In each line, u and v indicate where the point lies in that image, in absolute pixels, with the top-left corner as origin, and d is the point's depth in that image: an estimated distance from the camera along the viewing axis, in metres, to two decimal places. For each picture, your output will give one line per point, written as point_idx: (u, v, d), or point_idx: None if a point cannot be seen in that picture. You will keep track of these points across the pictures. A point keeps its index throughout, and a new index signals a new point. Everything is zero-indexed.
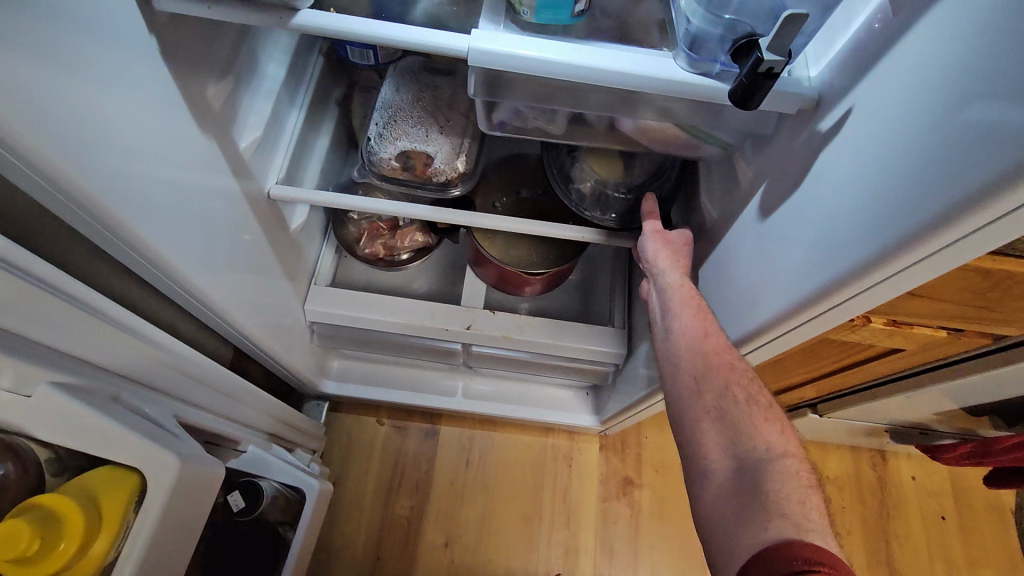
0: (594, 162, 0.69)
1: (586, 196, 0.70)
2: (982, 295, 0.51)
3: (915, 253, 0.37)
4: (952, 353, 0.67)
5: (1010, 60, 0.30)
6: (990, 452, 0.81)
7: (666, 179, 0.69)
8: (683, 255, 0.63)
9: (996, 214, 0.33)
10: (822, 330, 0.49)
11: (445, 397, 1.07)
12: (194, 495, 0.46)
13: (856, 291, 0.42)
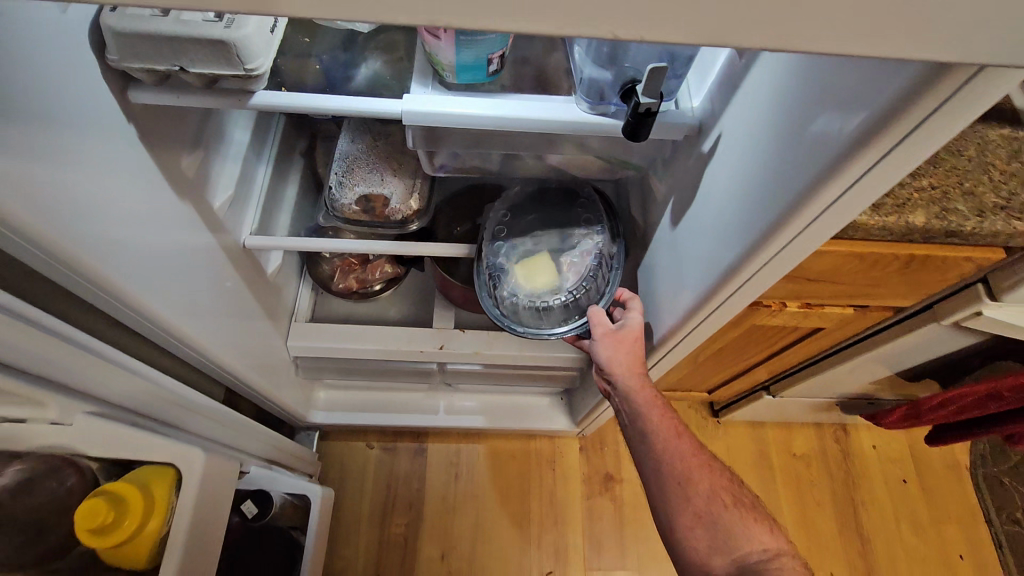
0: (524, 273, 0.73)
1: (521, 308, 0.73)
2: (869, 275, 0.60)
3: (767, 252, 0.45)
4: (867, 327, 0.76)
5: (813, 95, 0.38)
6: (922, 412, 0.89)
7: (599, 275, 0.72)
8: (636, 353, 0.67)
9: (812, 216, 0.41)
10: (724, 321, 0.57)
11: (428, 415, 1.13)
12: (212, 496, 0.53)
13: (736, 286, 0.50)
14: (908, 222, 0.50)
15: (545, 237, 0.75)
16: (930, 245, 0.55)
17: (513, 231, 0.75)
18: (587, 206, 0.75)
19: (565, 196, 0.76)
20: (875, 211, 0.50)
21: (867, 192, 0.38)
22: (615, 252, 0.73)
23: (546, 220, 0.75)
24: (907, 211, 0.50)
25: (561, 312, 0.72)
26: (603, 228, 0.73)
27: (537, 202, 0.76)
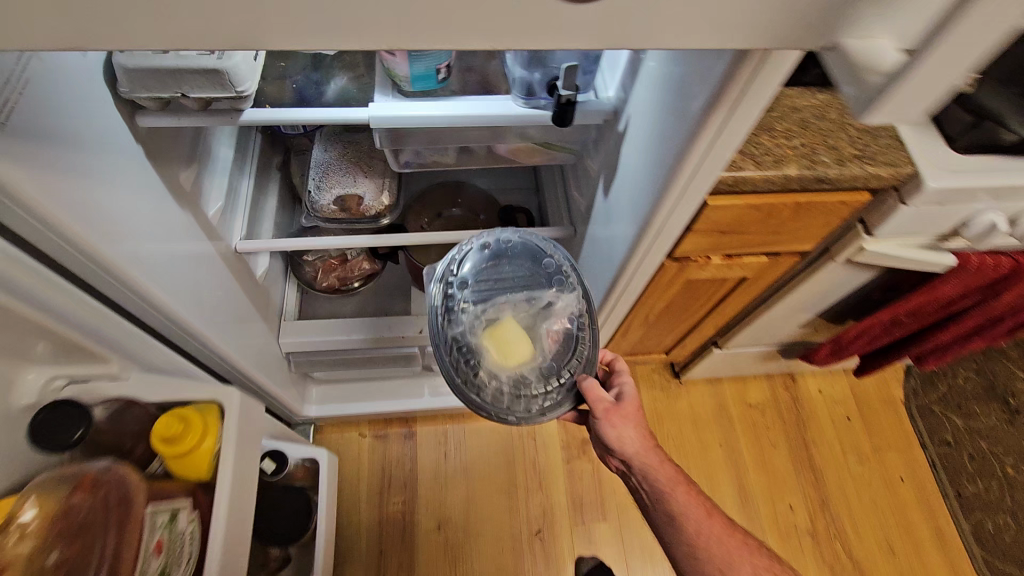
0: (498, 347, 0.64)
1: (503, 391, 0.65)
2: (769, 225, 0.73)
3: (667, 203, 0.58)
4: (782, 273, 0.89)
5: (673, 84, 0.50)
6: (844, 346, 1.03)
7: (577, 339, 0.68)
8: (641, 429, 0.73)
9: (690, 174, 0.53)
10: (658, 254, 0.71)
11: (415, 399, 1.23)
12: (248, 427, 0.67)
13: (653, 229, 0.63)
14: (785, 173, 0.63)
15: (512, 298, 0.67)
16: (809, 194, 0.68)
17: (475, 297, 0.66)
18: (550, 261, 0.69)
19: (522, 249, 0.69)
20: (757, 167, 0.63)
21: (727, 151, 0.50)
22: (590, 313, 0.69)
23: (507, 279, 0.67)
24: (783, 165, 0.63)
25: (548, 387, 0.66)
26: (573, 285, 0.69)
27: (491, 260, 0.68)
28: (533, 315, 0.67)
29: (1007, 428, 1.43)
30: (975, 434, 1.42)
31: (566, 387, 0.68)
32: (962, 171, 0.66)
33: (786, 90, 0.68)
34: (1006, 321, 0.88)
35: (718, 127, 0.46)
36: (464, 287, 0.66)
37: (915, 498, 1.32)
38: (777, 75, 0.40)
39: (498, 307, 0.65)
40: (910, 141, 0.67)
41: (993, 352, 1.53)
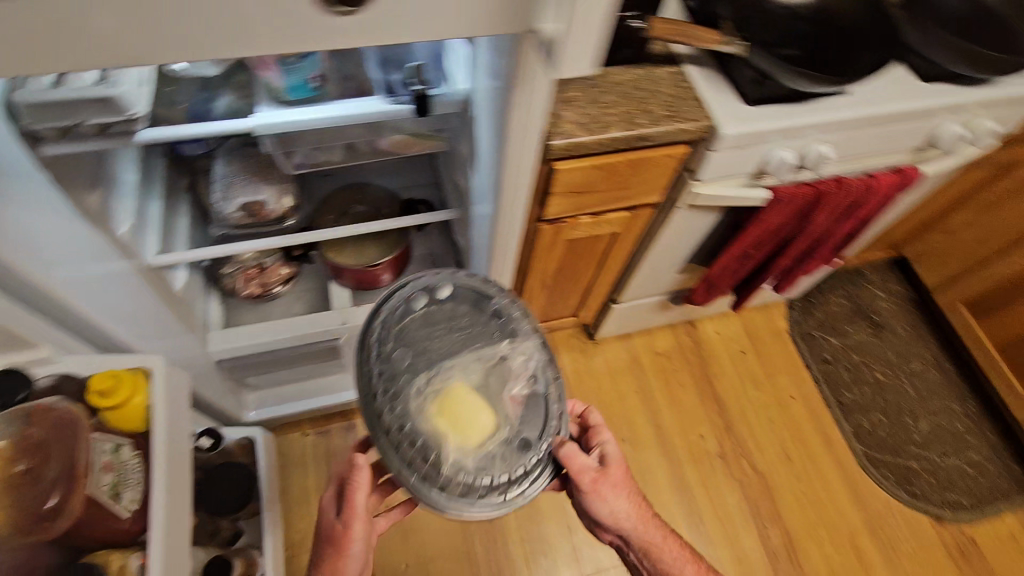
0: (457, 430, 0.70)
1: (471, 474, 0.69)
2: (614, 181, 0.87)
3: (506, 174, 0.71)
4: (645, 225, 1.05)
5: (492, 72, 0.63)
6: (713, 283, 1.20)
7: (538, 398, 0.75)
8: (629, 499, 0.83)
9: (515, 146, 0.66)
10: (513, 226, 0.83)
11: (350, 391, 1.31)
12: (178, 394, 0.64)
13: (503, 201, 0.76)
14: (610, 135, 0.77)
15: (463, 374, 0.74)
16: (637, 151, 0.83)
17: (425, 374, 0.73)
18: (496, 321, 0.78)
19: (464, 314, 0.79)
20: (588, 133, 0.77)
21: (536, 118, 0.63)
22: (549, 365, 0.77)
23: (451, 347, 0.76)
24: (609, 129, 0.78)
25: (517, 457, 0.72)
26: (525, 337, 0.78)
27: (435, 329, 0.77)
28: (485, 381, 0.74)
29: (874, 340, 1.68)
30: (849, 350, 1.65)
31: (541, 460, 0.73)
32: (750, 118, 0.83)
33: (609, 68, 0.83)
34: (826, 240, 1.07)
35: (516, 106, 0.60)
36: (410, 364, 0.73)
37: (805, 411, 1.52)
38: (538, 68, 0.55)
39: (447, 376, 0.73)
40: (710, 99, 0.82)
41: (855, 278, 1.78)
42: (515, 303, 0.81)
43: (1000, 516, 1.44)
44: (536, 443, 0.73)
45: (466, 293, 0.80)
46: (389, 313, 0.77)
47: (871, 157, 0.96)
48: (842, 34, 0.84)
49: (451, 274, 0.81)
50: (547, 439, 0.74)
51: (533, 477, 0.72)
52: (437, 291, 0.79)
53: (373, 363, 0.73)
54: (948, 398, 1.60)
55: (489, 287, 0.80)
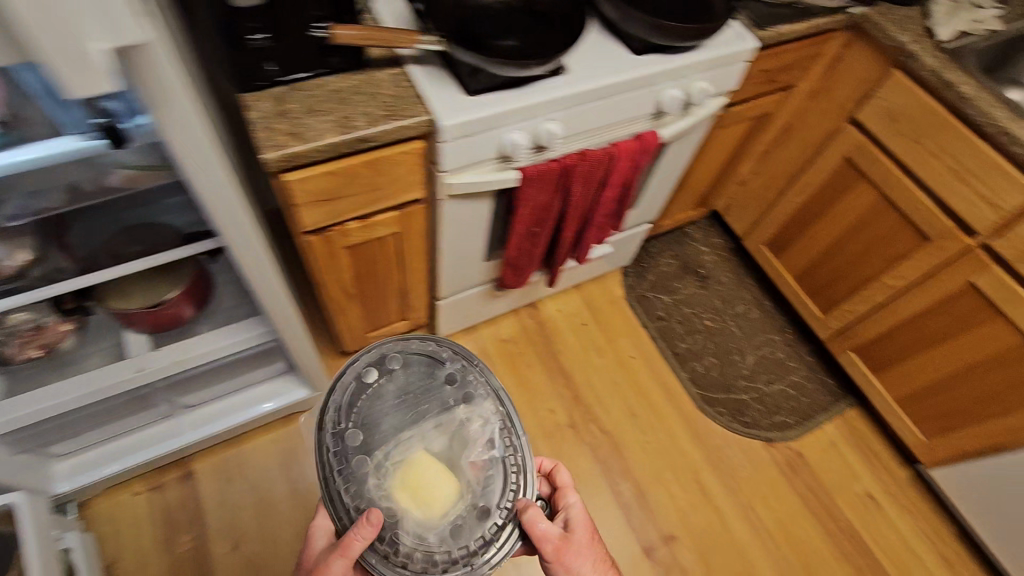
0: (420, 503, 0.80)
1: (432, 543, 0.79)
2: (360, 184, 0.91)
3: (193, 180, 0.71)
4: (424, 222, 1.09)
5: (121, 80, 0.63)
6: (513, 265, 1.27)
7: (494, 461, 0.84)
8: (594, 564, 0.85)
9: (184, 150, 0.67)
10: (245, 238, 0.84)
11: (176, 438, 1.27)
12: None
13: (212, 210, 0.77)
14: (328, 141, 0.80)
15: (425, 446, 0.83)
16: (369, 153, 0.87)
17: (383, 450, 0.81)
18: (449, 390, 0.86)
19: (415, 385, 0.86)
20: (302, 142, 0.79)
21: (188, 117, 0.64)
22: (501, 428, 0.86)
23: (407, 420, 0.83)
24: (326, 136, 0.81)
25: (475, 521, 0.81)
26: (477, 401, 0.86)
27: (390, 402, 0.84)
28: (442, 450, 0.83)
29: (701, 291, 1.82)
30: (681, 305, 1.78)
31: (508, 521, 0.82)
32: (470, 108, 0.88)
33: (329, 77, 0.86)
34: (594, 210, 1.17)
35: (163, 97, 0.61)
36: (368, 443, 0.81)
37: (645, 368, 1.64)
38: (161, 51, 0.56)
39: (407, 448, 0.81)
40: (428, 93, 0.88)
41: (680, 238, 1.92)
42: (462, 368, 0.89)
43: (821, 427, 1.62)
44: (491, 508, 0.82)
45: (415, 363, 0.87)
46: (345, 394, 0.83)
47: (608, 128, 1.06)
48: (540, 24, 0.93)
49: (400, 347, 0.88)
50: (502, 500, 0.83)
51: (494, 538, 0.81)
52: (386, 366, 0.86)
53: (329, 443, 0.80)
54: (769, 331, 1.77)
55: (437, 354, 0.88)
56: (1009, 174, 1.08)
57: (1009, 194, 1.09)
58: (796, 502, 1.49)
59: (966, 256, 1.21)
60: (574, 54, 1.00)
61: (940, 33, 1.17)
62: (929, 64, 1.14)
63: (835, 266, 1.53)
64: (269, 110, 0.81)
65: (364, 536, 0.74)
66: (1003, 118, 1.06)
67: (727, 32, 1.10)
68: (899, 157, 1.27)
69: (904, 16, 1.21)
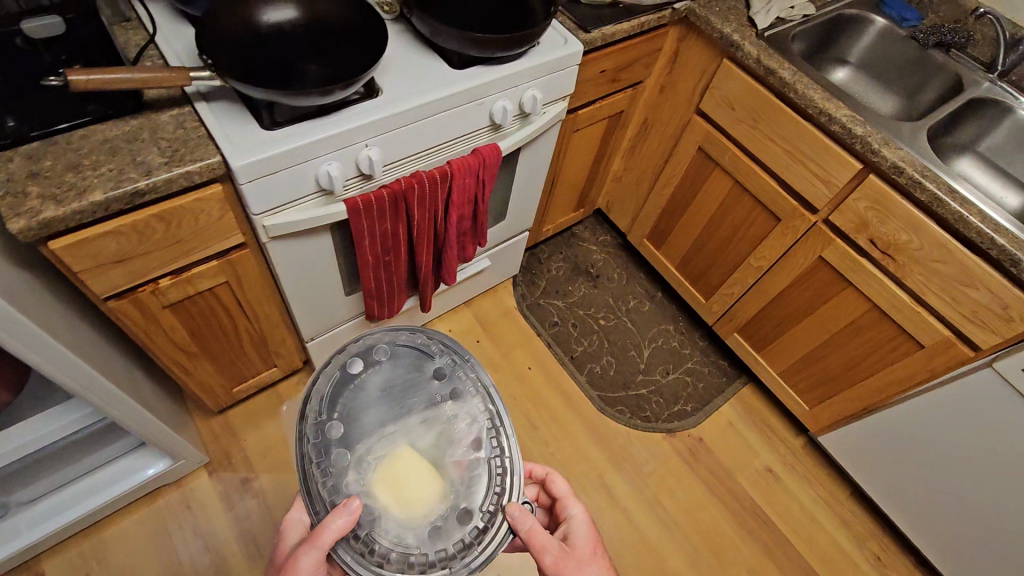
0: (397, 502, 0.68)
1: (411, 548, 0.67)
2: (158, 240, 0.82)
3: None
4: (258, 266, 1.01)
5: None
6: (375, 297, 1.20)
7: (484, 462, 0.73)
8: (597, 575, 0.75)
9: None
10: (15, 321, 0.72)
11: (12, 541, 1.11)
12: None
13: None
14: (95, 199, 0.71)
15: (408, 438, 0.71)
16: (158, 205, 0.79)
17: (365, 444, 0.70)
18: (437, 382, 0.76)
19: (403, 377, 0.75)
20: (59, 205, 0.70)
21: None
22: (495, 428, 0.75)
23: (392, 414, 0.73)
24: (91, 192, 0.71)
25: (458, 528, 0.69)
26: (468, 398, 0.76)
27: (376, 395, 0.73)
28: (431, 446, 0.72)
29: (593, 291, 1.82)
30: (573, 307, 1.78)
31: (495, 528, 0.70)
32: (268, 144, 0.82)
33: (97, 126, 0.78)
34: (446, 231, 1.12)
35: None
36: (346, 434, 0.70)
37: (542, 378, 1.62)
38: None
39: (391, 443, 0.71)
40: (217, 131, 0.81)
41: (568, 239, 1.91)
42: (459, 364, 0.78)
43: (718, 410, 1.65)
44: (478, 511, 0.70)
45: (404, 354, 0.77)
46: (326, 383, 0.72)
47: (440, 146, 1.02)
48: (338, 47, 0.88)
49: (389, 338, 0.78)
50: (488, 505, 0.70)
51: (479, 546, 0.69)
52: (373, 356, 0.76)
53: (309, 435, 0.69)
54: (662, 322, 1.79)
55: (428, 346, 0.78)
56: (834, 150, 1.13)
57: (838, 170, 1.14)
58: (700, 489, 1.51)
59: (814, 232, 1.25)
60: (388, 74, 0.96)
61: (759, 22, 1.21)
62: (751, 52, 1.17)
63: (709, 253, 1.56)
64: (19, 171, 0.71)
65: (338, 529, 0.64)
66: (818, 98, 1.10)
67: (553, 37, 1.09)
68: (744, 143, 1.30)
69: (727, 7, 1.24)
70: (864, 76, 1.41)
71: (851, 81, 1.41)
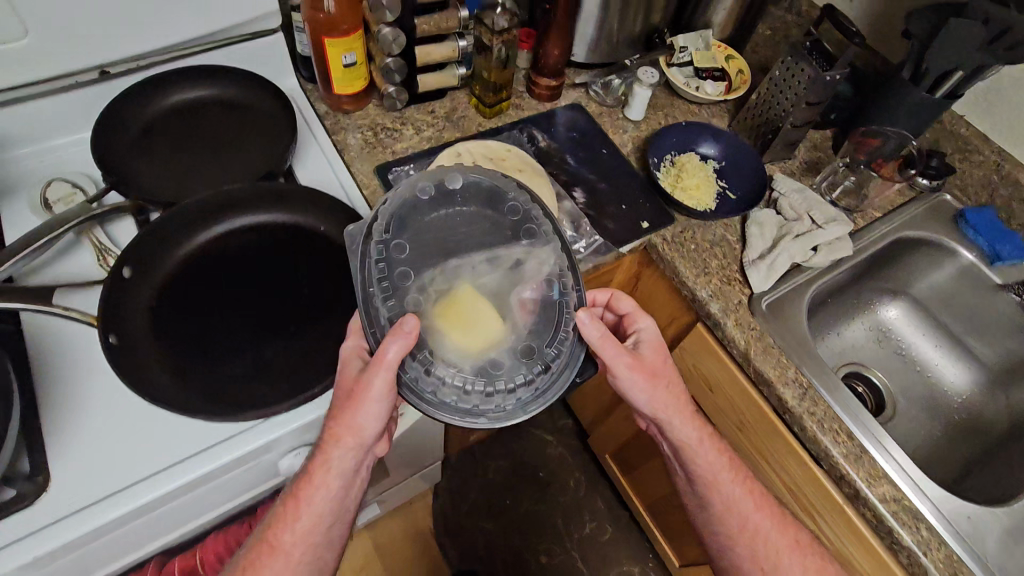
0: (458, 329, 0.56)
1: (467, 381, 0.55)
2: None
3: None
4: None
5: None
6: None
7: (553, 309, 0.58)
8: (673, 390, 0.65)
9: None
10: None
11: None
12: None
13: None
14: None
15: (471, 265, 0.58)
16: None
17: (424, 271, 0.57)
18: (511, 216, 0.61)
19: (478, 206, 0.62)
20: None
21: None
22: (573, 274, 0.60)
23: (458, 243, 0.59)
24: None
25: (521, 368, 0.56)
26: (547, 240, 0.60)
27: (447, 223, 0.60)
28: (496, 285, 0.58)
29: (538, 508, 1.41)
30: (507, 535, 1.37)
31: (555, 371, 0.57)
32: None
33: None
34: None
35: None
36: (410, 257, 0.57)
37: None
38: None
39: (451, 277, 0.57)
40: None
41: (517, 429, 1.50)
42: (537, 203, 0.63)
43: None
44: (545, 354, 0.57)
45: (479, 188, 0.62)
46: (394, 199, 0.59)
47: (188, 522, 0.62)
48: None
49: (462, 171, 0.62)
50: (559, 351, 0.57)
51: (539, 389, 0.57)
52: (446, 186, 0.61)
53: (370, 252, 0.56)
54: (625, 562, 1.36)
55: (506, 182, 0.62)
56: (859, 534, 0.68)
57: (865, 559, 0.69)
58: None
59: None
60: (79, 436, 0.55)
61: (756, 284, 0.76)
62: (737, 342, 0.73)
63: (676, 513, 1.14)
64: None
65: (397, 354, 0.52)
66: (838, 454, 0.66)
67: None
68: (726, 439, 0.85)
69: (708, 248, 0.79)
70: (925, 320, 0.93)
71: (905, 328, 0.94)
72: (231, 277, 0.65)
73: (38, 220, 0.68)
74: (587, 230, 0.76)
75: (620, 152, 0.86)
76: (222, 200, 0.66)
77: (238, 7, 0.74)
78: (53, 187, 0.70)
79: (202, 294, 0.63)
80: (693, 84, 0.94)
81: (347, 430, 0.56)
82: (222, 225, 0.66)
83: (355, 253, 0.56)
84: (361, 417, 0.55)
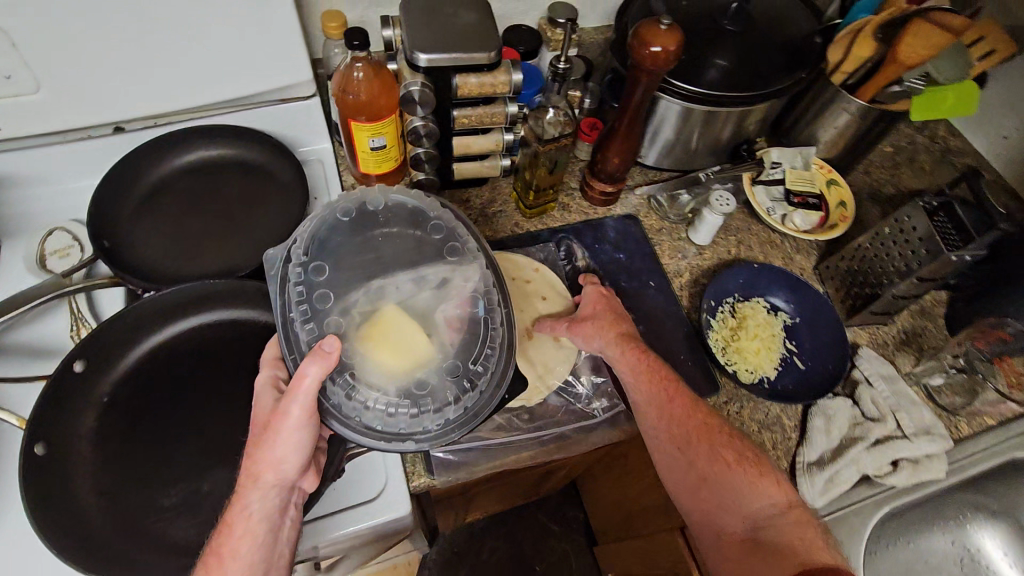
0: (381, 350, 0.48)
1: (391, 405, 0.49)
2: None
3: None
4: None
5: None
6: None
7: (480, 328, 0.51)
8: (605, 332, 0.62)
9: None
10: None
11: None
12: None
13: None
14: None
15: (398, 282, 0.50)
16: None
17: (343, 296, 0.49)
18: (437, 236, 0.52)
19: (403, 222, 0.52)
20: None
21: None
22: (500, 291, 0.53)
23: (379, 263, 0.50)
24: None
25: (451, 388, 0.50)
26: (472, 256, 0.52)
27: (369, 243, 0.51)
28: (420, 304, 0.50)
29: None
30: None
31: (486, 386, 0.51)
32: None
33: None
34: None
35: None
36: (329, 282, 0.49)
37: None
38: None
39: (374, 299, 0.49)
40: None
41: (525, 514, 1.38)
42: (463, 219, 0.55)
43: None
44: (473, 370, 0.50)
45: (405, 210, 0.53)
46: (314, 222, 0.51)
47: None
48: None
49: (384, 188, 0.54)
50: (486, 366, 0.51)
51: (466, 405, 0.50)
52: (367, 208, 0.52)
53: (290, 277, 0.49)
54: None
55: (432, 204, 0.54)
56: None
57: None
58: None
59: None
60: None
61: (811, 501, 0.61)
62: None
63: None
64: None
65: (313, 378, 0.46)
66: None
67: (352, 504, 0.57)
68: None
69: (760, 431, 0.64)
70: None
71: (1001, 560, 0.75)
72: (195, 380, 0.59)
73: (29, 273, 0.64)
74: (606, 387, 0.66)
75: (672, 288, 0.73)
76: (202, 292, 0.60)
77: (269, 74, 0.68)
78: (53, 238, 0.66)
79: (161, 399, 0.57)
80: (778, 212, 0.77)
81: (264, 465, 0.48)
82: (199, 316, 0.60)
83: (274, 279, 0.50)
84: (280, 449, 0.48)
